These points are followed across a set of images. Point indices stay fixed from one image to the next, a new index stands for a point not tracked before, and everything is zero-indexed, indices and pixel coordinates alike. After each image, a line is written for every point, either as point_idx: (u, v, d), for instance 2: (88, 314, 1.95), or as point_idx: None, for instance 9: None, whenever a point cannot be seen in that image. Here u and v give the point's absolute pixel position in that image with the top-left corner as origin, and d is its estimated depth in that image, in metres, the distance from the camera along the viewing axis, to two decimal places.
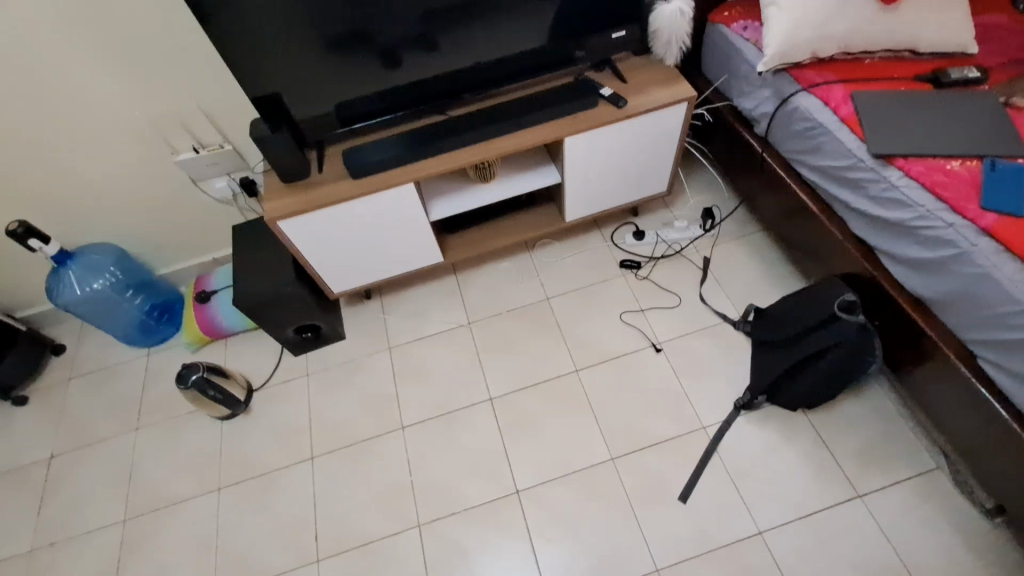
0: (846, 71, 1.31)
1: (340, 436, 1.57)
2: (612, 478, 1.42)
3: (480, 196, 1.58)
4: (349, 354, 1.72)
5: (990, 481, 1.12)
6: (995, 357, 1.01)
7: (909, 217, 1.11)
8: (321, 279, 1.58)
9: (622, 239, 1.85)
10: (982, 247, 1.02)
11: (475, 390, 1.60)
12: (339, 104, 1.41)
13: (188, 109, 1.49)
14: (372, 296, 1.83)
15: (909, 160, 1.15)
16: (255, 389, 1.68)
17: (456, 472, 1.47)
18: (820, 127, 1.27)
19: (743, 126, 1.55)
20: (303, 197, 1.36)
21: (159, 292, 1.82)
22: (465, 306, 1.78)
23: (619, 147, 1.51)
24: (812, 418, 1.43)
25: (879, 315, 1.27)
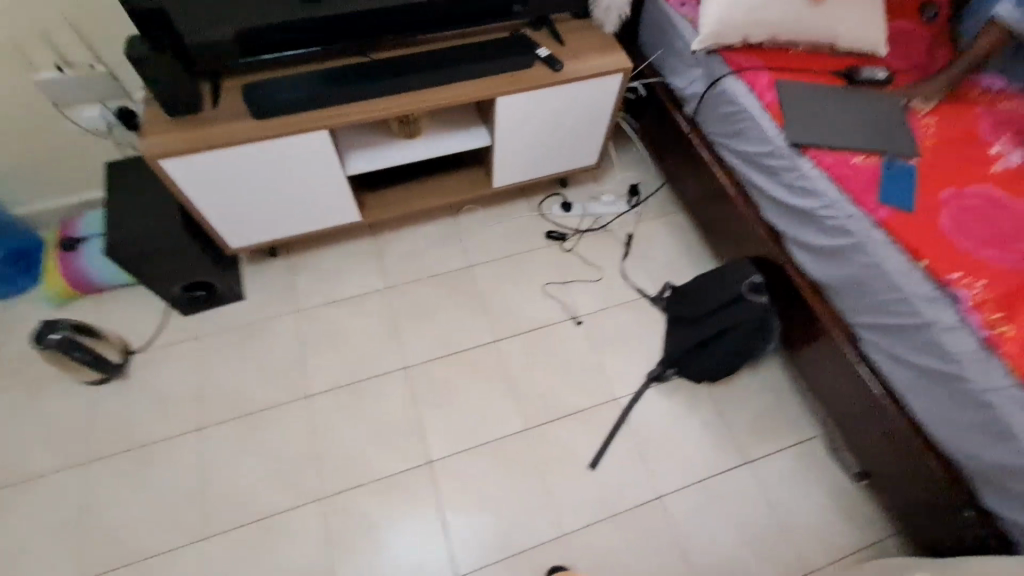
0: (773, 59, 1.34)
1: (236, 405, 1.43)
2: (527, 448, 1.42)
3: (403, 152, 1.47)
4: (250, 316, 1.57)
5: (860, 448, 1.25)
6: (876, 339, 1.11)
7: (815, 206, 1.17)
8: (216, 231, 1.40)
9: (550, 209, 1.83)
10: (876, 238, 1.10)
11: (391, 358, 1.53)
12: (241, 31, 1.22)
13: (45, 15, 1.22)
14: (279, 253, 1.67)
15: (820, 151, 1.20)
16: (135, 351, 1.49)
17: (366, 442, 1.41)
18: (744, 112, 1.30)
19: (674, 104, 1.56)
20: (193, 134, 1.18)
21: (11, 237, 1.55)
22: (384, 269, 1.68)
23: (551, 113, 1.46)
24: (714, 391, 1.52)
25: (782, 296, 1.35)
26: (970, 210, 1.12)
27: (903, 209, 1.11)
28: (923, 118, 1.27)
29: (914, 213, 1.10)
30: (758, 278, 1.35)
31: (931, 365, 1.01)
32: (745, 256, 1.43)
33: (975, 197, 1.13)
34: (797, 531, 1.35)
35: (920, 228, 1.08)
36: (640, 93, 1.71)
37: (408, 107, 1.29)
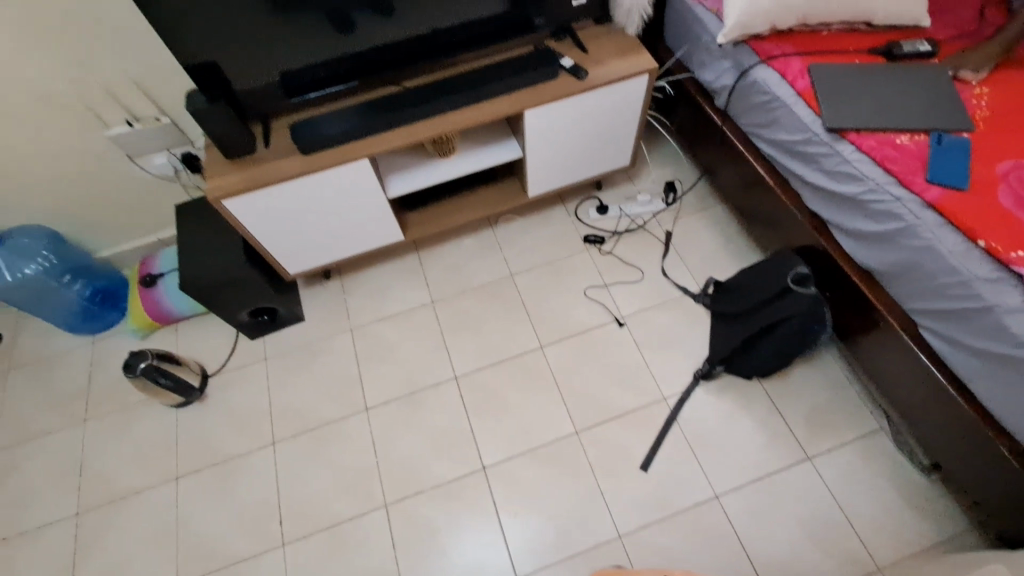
0: (804, 43, 1.30)
1: (302, 420, 1.54)
2: (577, 451, 1.44)
3: (440, 172, 1.53)
4: (309, 337, 1.67)
5: (928, 440, 1.20)
6: (935, 325, 1.06)
7: (859, 192, 1.13)
8: (274, 260, 1.51)
9: (586, 213, 1.84)
10: (927, 220, 1.05)
11: (441, 368, 1.59)
12: (284, 74, 1.32)
13: (117, 79, 1.37)
14: (332, 276, 1.78)
15: (861, 134, 1.16)
16: (210, 375, 1.62)
17: (422, 451, 1.47)
18: (777, 101, 1.27)
19: (704, 98, 1.54)
20: (249, 174, 1.29)
21: (100, 276, 1.71)
22: (429, 284, 1.75)
23: (580, 120, 1.48)
24: (767, 386, 1.49)
25: (832, 287, 1.30)
26: None
27: (956, 187, 1.06)
28: (975, 89, 1.21)
29: (969, 191, 1.05)
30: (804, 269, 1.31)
31: (998, 351, 0.95)
32: (790, 248, 1.40)
33: None
34: (865, 528, 1.30)
35: (977, 206, 1.03)
36: (668, 90, 1.70)
37: (441, 130, 1.35)
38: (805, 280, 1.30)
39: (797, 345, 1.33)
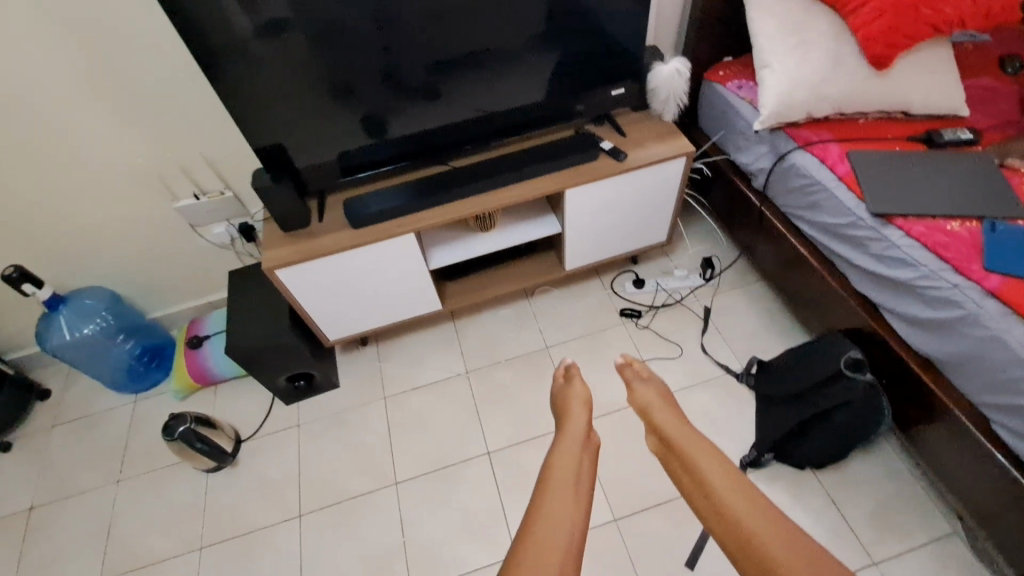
0: (842, 130, 1.33)
1: (331, 491, 1.50)
2: (616, 541, 1.36)
3: (482, 245, 1.57)
4: (343, 403, 1.67)
5: (1012, 552, 1.09)
6: (1010, 422, 0.99)
7: (912, 277, 1.11)
8: (316, 326, 1.55)
9: (622, 286, 1.85)
10: (989, 309, 1.01)
11: (474, 441, 1.56)
12: (340, 155, 1.42)
13: (191, 157, 1.48)
14: (368, 342, 1.80)
15: (909, 220, 1.15)
16: (243, 440, 1.62)
17: (453, 531, 1.41)
18: (818, 184, 1.28)
19: (742, 179, 1.57)
20: (302, 246, 1.35)
21: (149, 336, 1.80)
22: (464, 353, 1.75)
23: (619, 199, 1.52)
24: (821, 477, 1.40)
25: (888, 373, 1.24)
26: None
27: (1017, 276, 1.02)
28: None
29: None
30: (855, 353, 1.26)
31: None
32: (838, 330, 1.36)
33: None
34: None
35: None
36: (704, 171, 1.74)
37: (485, 207, 1.41)
38: (857, 366, 1.25)
39: (852, 433, 1.26)
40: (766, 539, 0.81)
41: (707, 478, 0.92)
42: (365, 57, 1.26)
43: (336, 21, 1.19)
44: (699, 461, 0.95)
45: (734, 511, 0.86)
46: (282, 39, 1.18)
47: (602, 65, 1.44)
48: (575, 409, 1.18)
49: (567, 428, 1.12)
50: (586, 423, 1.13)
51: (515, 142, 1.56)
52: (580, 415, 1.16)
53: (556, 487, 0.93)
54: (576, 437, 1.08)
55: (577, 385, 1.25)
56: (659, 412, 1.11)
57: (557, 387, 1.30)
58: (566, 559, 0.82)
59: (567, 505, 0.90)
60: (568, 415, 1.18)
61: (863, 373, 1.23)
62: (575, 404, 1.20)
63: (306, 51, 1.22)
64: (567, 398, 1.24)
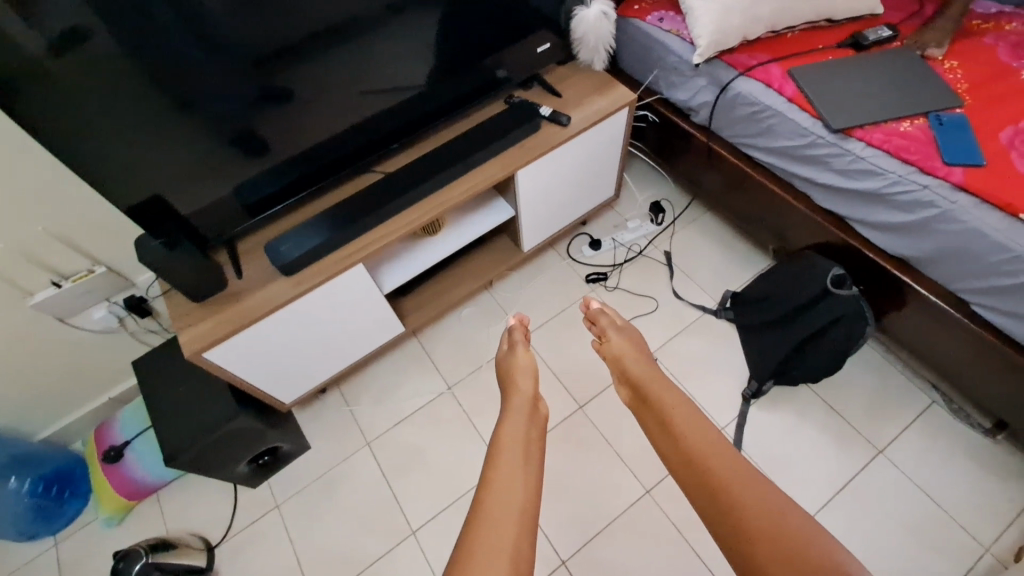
0: (775, 49, 1.30)
1: (343, 566, 1.32)
2: (655, 511, 1.34)
3: (436, 252, 1.39)
4: (324, 466, 1.46)
5: (997, 409, 1.21)
6: (993, 302, 1.05)
7: (882, 187, 1.12)
8: (269, 394, 1.30)
9: (580, 251, 1.76)
10: (961, 203, 1.05)
11: (482, 462, 1.43)
12: (239, 187, 1.15)
13: (33, 236, 1.12)
14: (329, 390, 1.57)
15: (866, 129, 1.16)
16: (215, 545, 1.37)
17: None
18: (769, 109, 1.25)
19: (680, 116, 1.51)
20: (229, 313, 1.09)
21: (48, 463, 1.39)
22: (440, 369, 1.59)
23: (569, 165, 1.39)
24: (815, 387, 1.47)
25: (867, 281, 1.28)
26: None
27: (976, 165, 1.06)
28: (945, 63, 1.24)
29: (989, 166, 1.06)
30: (837, 270, 1.28)
31: None
32: (807, 249, 1.36)
33: None
34: (957, 510, 1.28)
35: (1003, 179, 1.04)
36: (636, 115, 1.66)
37: (435, 212, 1.23)
38: (841, 283, 1.27)
39: (847, 347, 1.28)
40: (753, 502, 0.66)
41: (678, 420, 0.81)
42: (239, 60, 0.99)
43: (190, 19, 0.90)
44: (677, 410, 0.84)
45: (701, 454, 0.75)
46: (121, 57, 0.88)
47: (521, 20, 1.28)
48: (520, 378, 1.06)
49: (512, 401, 0.98)
50: (534, 392, 1.02)
51: (443, 128, 1.37)
52: (528, 385, 1.04)
53: (506, 460, 0.79)
54: (522, 408, 0.94)
55: (521, 354, 1.13)
56: (628, 357, 1.03)
57: (501, 354, 1.18)
58: (521, 533, 0.68)
59: (516, 483, 0.75)
60: (511, 385, 1.05)
61: (847, 287, 1.26)
62: (520, 375, 1.07)
63: (159, 67, 0.92)
64: (510, 364, 1.12)
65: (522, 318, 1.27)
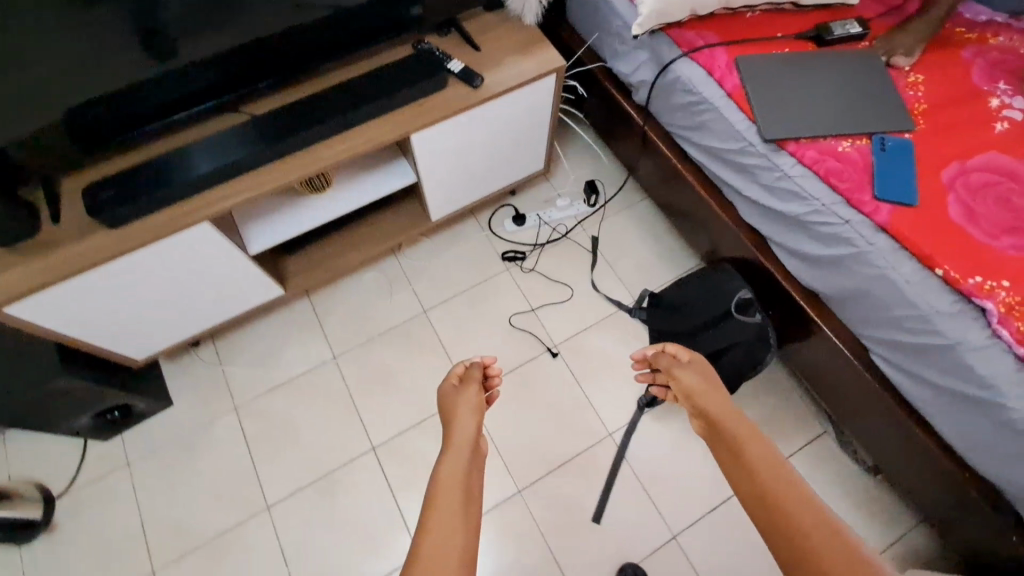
0: (727, 30, 1.13)
1: (190, 534, 1.26)
2: (523, 512, 1.30)
3: (318, 213, 1.23)
4: (185, 427, 1.36)
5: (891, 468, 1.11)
6: (889, 354, 0.95)
7: (805, 213, 1.00)
8: (113, 351, 1.18)
9: (501, 225, 1.62)
10: (879, 247, 0.93)
11: (354, 441, 1.35)
12: (69, 114, 0.97)
13: None
14: (204, 342, 1.46)
15: (801, 143, 1.02)
16: (55, 498, 1.27)
17: (345, 545, 1.26)
18: (706, 103, 1.09)
19: (622, 92, 1.33)
20: (36, 264, 0.96)
21: None
22: (328, 336, 1.47)
23: (479, 131, 1.22)
24: None
25: (770, 305, 1.20)
26: (979, 190, 0.95)
27: (906, 205, 0.94)
28: (909, 76, 1.08)
29: (919, 207, 0.94)
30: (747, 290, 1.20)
31: (961, 391, 0.86)
32: (723, 262, 1.27)
33: (981, 171, 0.97)
34: None
35: (928, 227, 0.92)
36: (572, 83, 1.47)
37: (294, 178, 1.07)
38: (749, 305, 1.19)
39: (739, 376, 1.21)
40: None
41: (766, 478, 0.71)
42: None
43: None
44: (744, 437, 0.78)
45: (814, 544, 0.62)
46: None
47: None
48: (462, 412, 0.92)
49: (454, 435, 0.88)
50: (475, 426, 0.89)
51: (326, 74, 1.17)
52: (469, 417, 0.91)
53: (448, 503, 0.73)
54: (462, 449, 0.84)
55: (469, 390, 0.96)
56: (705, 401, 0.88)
57: (446, 390, 0.99)
58: None
59: (456, 534, 0.69)
60: (451, 422, 0.91)
61: (750, 309, 1.19)
62: (463, 409, 0.93)
63: None
64: (456, 402, 0.95)
65: (491, 363, 1.05)
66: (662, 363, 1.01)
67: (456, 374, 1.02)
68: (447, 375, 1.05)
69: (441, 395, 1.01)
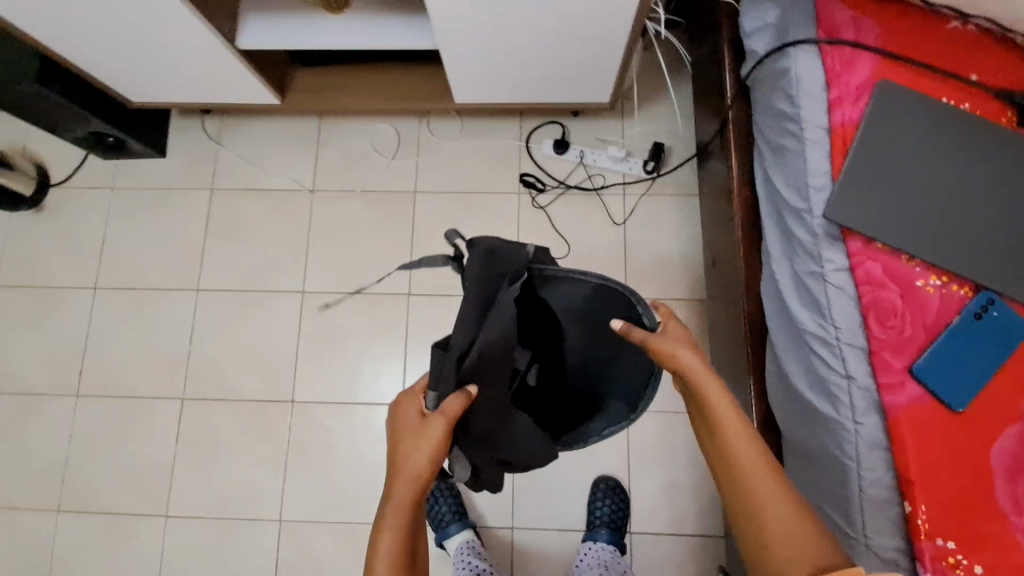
0: (900, 35, 0.75)
1: (131, 276, 1.38)
2: None
3: (323, 32, 1.06)
4: (164, 181, 1.41)
5: None
6: None
7: (810, 335, 0.72)
8: (103, 84, 1.17)
9: (540, 144, 1.38)
10: (862, 427, 0.67)
11: (289, 276, 1.36)
12: None
13: None
14: (213, 113, 1.44)
15: (871, 246, 0.70)
16: (52, 183, 1.41)
17: (237, 360, 1.33)
18: (796, 126, 0.77)
19: (734, 54, 0.97)
20: None
21: None
22: (317, 165, 1.41)
23: (529, 20, 0.95)
24: (632, 440, 1.26)
25: (606, 319, 0.78)
26: None
27: (940, 402, 0.65)
28: None
29: (957, 415, 0.65)
30: (457, 361, 0.66)
31: None
32: (504, 277, 0.68)
33: None
34: None
35: (946, 447, 0.64)
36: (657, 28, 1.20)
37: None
38: (495, 368, 0.68)
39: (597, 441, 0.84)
40: None
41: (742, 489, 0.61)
42: None
43: None
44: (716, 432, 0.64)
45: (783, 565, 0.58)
46: None
47: None
48: (415, 448, 0.65)
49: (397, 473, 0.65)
50: (424, 462, 0.64)
51: None
52: (418, 457, 0.64)
53: None
54: (411, 474, 0.64)
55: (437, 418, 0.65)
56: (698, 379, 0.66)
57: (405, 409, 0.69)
58: None
59: None
60: (394, 455, 0.66)
61: (454, 379, 0.66)
62: (405, 437, 0.66)
63: None
64: (406, 434, 0.66)
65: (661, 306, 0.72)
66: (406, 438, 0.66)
67: (422, 408, 0.69)
68: (404, 391, 0.72)
69: (396, 408, 0.70)
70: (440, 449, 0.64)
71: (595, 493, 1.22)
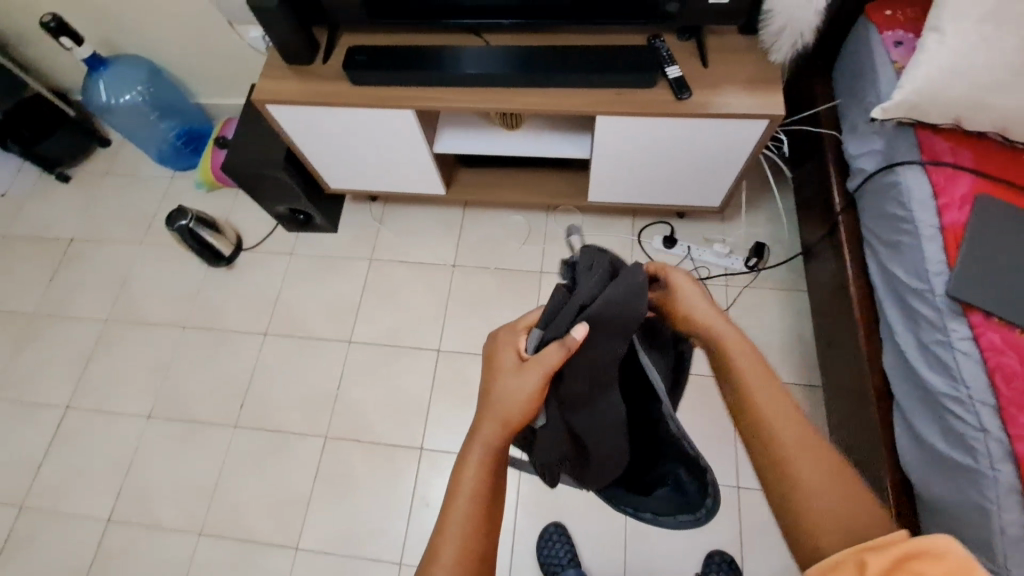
0: (990, 160, 0.95)
1: (295, 325, 1.62)
2: (514, 478, 1.38)
3: (499, 142, 1.38)
4: (332, 251, 1.70)
5: None
6: None
7: (942, 394, 0.85)
8: (316, 171, 1.51)
9: (651, 240, 1.60)
10: (1000, 474, 0.77)
11: (428, 336, 1.56)
12: None
13: None
14: (379, 201, 1.76)
15: (990, 321, 0.84)
16: (244, 247, 1.73)
17: (376, 406, 1.50)
18: (910, 225, 0.95)
19: (839, 172, 1.20)
20: (302, 86, 1.24)
21: (189, 119, 1.87)
22: (459, 246, 1.68)
23: (671, 140, 1.22)
24: (744, 516, 1.30)
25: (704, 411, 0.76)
26: None
27: None
28: None
29: None
30: (576, 308, 0.61)
31: None
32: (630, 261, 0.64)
33: None
34: None
35: None
36: None
37: (491, 108, 1.20)
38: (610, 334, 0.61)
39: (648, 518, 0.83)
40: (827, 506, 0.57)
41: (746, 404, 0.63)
42: None
43: None
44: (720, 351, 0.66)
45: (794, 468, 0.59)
46: None
47: None
48: (509, 394, 0.63)
49: (487, 407, 0.65)
50: (522, 408, 0.63)
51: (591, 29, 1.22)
52: (514, 404, 0.63)
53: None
54: (499, 418, 0.64)
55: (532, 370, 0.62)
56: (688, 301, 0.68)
57: (505, 345, 0.67)
58: None
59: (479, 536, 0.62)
60: (489, 391, 0.65)
61: (569, 322, 0.61)
62: (501, 379, 0.64)
63: None
64: (503, 373, 0.65)
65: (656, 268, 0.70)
66: (501, 375, 0.65)
67: (521, 349, 0.66)
68: (509, 324, 0.69)
69: (495, 339, 0.69)
70: (531, 401, 0.62)
71: (711, 563, 1.25)
